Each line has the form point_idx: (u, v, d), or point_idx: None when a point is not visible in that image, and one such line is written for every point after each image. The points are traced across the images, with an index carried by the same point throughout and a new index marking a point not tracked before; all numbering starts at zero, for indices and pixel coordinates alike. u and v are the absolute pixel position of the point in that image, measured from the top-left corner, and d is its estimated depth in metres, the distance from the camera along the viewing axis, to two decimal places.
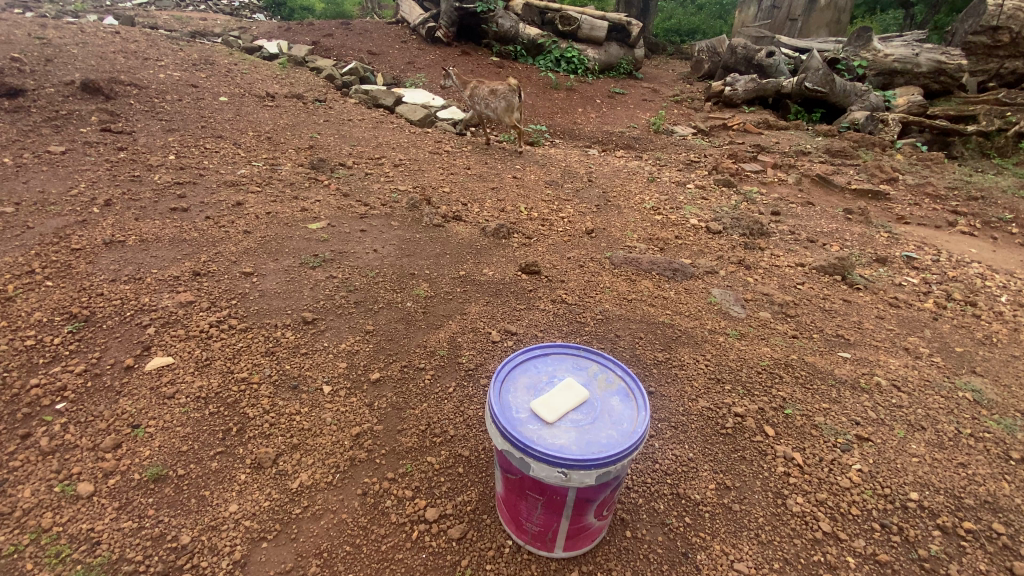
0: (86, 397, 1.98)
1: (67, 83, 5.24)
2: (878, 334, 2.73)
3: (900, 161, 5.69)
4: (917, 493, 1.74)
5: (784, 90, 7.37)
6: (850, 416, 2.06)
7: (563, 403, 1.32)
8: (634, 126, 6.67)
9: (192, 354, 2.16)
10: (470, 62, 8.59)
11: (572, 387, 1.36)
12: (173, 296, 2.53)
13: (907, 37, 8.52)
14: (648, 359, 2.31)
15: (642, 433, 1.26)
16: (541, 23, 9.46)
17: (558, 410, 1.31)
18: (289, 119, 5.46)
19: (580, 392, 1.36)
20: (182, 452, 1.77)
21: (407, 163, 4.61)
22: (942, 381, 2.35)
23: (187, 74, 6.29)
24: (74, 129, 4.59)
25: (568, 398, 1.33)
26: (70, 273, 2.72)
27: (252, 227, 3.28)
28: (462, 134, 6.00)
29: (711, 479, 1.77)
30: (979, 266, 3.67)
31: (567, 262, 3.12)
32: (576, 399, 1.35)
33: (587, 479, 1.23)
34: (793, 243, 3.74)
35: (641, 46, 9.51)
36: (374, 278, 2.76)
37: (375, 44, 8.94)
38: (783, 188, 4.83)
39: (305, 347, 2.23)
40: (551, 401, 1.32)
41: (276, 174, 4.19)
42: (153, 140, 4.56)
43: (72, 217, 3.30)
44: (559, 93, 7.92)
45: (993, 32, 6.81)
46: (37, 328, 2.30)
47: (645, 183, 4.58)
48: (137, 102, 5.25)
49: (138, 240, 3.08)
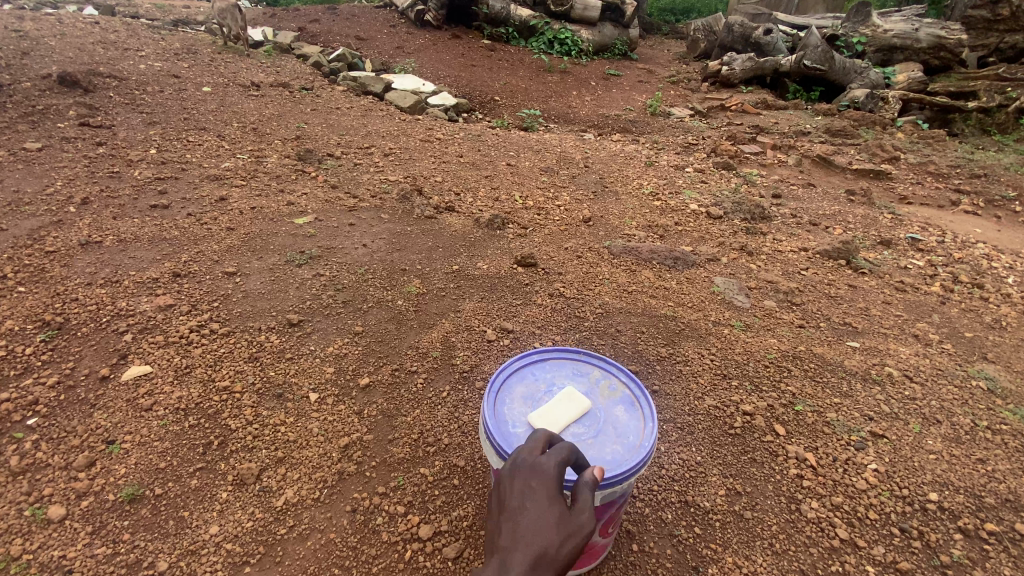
0: (60, 411, 1.87)
1: (44, 77, 5.07)
2: (886, 320, 2.63)
3: (901, 140, 5.57)
4: (935, 494, 1.65)
5: (783, 68, 7.20)
6: (863, 412, 1.97)
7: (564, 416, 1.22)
8: (630, 109, 6.50)
9: (172, 362, 2.05)
10: (460, 46, 8.35)
11: (570, 397, 1.26)
12: (152, 300, 2.41)
13: (907, 12, 8.37)
14: (650, 355, 2.21)
15: (649, 448, 1.17)
16: (532, 3, 9.22)
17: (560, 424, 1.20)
18: (275, 109, 5.28)
19: (582, 403, 1.25)
20: (160, 469, 1.67)
21: (397, 152, 4.45)
22: (954, 370, 2.27)
23: (168, 65, 6.08)
24: (51, 123, 4.41)
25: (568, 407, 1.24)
26: (44, 277, 2.60)
27: (235, 224, 3.14)
28: (454, 120, 5.84)
29: (720, 484, 1.68)
30: (985, 246, 3.57)
31: (564, 253, 2.99)
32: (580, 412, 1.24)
33: (591, 500, 1.14)
34: (795, 227, 3.62)
35: (635, 27, 9.31)
36: (363, 276, 2.64)
37: (363, 29, 8.69)
38: (783, 170, 4.71)
39: (290, 351, 2.12)
40: (552, 413, 1.22)
41: (262, 166, 4.03)
42: (133, 133, 4.40)
43: (47, 217, 3.16)
44: (553, 76, 7.72)
45: (993, 6, 6.66)
46: (7, 338, 2.18)
47: (643, 168, 4.45)
48: (117, 95, 5.06)
49: (116, 240, 2.95)
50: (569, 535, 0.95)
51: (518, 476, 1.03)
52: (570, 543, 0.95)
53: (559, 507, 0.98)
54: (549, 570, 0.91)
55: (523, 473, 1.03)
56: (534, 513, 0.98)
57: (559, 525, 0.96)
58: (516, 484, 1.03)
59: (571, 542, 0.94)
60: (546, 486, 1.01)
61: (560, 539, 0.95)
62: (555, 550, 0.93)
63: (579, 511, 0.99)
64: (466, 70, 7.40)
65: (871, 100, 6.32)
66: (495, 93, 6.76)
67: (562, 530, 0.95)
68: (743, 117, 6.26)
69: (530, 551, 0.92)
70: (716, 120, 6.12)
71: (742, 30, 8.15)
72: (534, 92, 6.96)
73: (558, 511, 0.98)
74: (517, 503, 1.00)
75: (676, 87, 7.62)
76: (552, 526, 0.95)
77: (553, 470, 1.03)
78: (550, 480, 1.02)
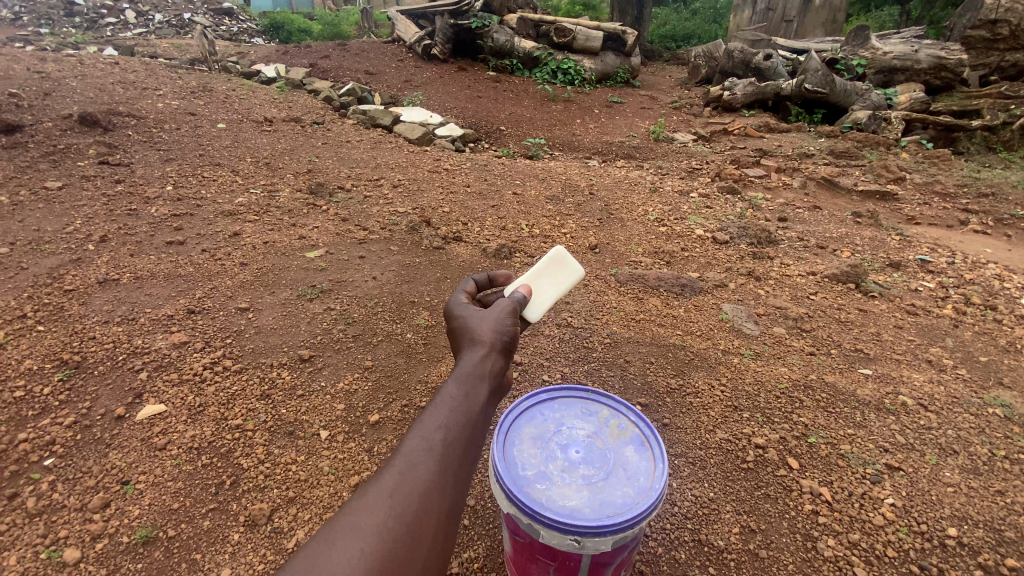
0: (76, 451, 1.91)
1: (66, 117, 5.28)
2: (898, 346, 2.60)
3: (906, 160, 5.58)
4: (954, 529, 1.62)
5: (784, 92, 7.31)
6: (877, 443, 1.94)
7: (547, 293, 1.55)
8: (634, 135, 6.62)
9: (185, 401, 2.08)
10: (467, 78, 8.61)
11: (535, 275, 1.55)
12: (167, 338, 2.46)
13: (906, 34, 8.57)
14: (660, 387, 2.20)
15: (660, 490, 1.17)
16: (535, 36, 9.57)
17: (541, 306, 1.53)
18: (288, 144, 5.44)
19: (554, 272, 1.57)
20: (173, 510, 1.68)
21: (405, 184, 4.55)
22: (970, 397, 2.22)
23: (185, 103, 6.31)
24: (72, 162, 4.58)
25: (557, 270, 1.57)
26: (63, 316, 2.67)
27: (248, 260, 3.21)
28: (461, 150, 5.98)
29: (734, 521, 1.65)
30: (997, 267, 3.54)
31: (571, 282, 3.02)
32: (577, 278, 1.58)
33: (603, 546, 1.13)
34: (803, 251, 3.63)
35: (636, 56, 9.56)
36: (373, 308, 2.68)
37: (372, 64, 9.00)
38: (789, 193, 4.73)
39: (301, 388, 2.15)
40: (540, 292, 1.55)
41: (274, 201, 4.13)
42: (151, 171, 4.55)
43: (67, 256, 3.26)
44: (557, 104, 7.90)
45: (992, 26, 6.78)
46: (26, 377, 2.24)
47: (648, 195, 4.49)
48: (135, 133, 5.24)
49: (132, 278, 3.03)
50: (491, 328, 1.31)
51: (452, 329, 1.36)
52: (495, 333, 1.29)
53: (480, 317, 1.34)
54: (481, 356, 1.23)
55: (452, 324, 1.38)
56: (465, 332, 1.31)
57: (482, 326, 1.31)
58: (451, 332, 1.36)
59: (494, 328, 1.31)
60: (459, 319, 1.35)
61: (487, 331, 1.30)
62: (479, 347, 1.26)
63: (500, 308, 1.37)
64: (472, 101, 7.60)
65: (873, 121, 6.37)
66: (501, 123, 6.92)
67: (479, 324, 1.31)
68: (746, 141, 6.34)
69: (467, 353, 1.24)
70: (720, 145, 6.19)
71: (742, 56, 8.33)
72: (539, 122, 7.11)
73: (473, 314, 1.35)
74: (455, 336, 1.33)
75: (678, 112, 7.76)
76: (468, 331, 1.30)
77: (462, 309, 1.39)
78: (467, 312, 1.37)
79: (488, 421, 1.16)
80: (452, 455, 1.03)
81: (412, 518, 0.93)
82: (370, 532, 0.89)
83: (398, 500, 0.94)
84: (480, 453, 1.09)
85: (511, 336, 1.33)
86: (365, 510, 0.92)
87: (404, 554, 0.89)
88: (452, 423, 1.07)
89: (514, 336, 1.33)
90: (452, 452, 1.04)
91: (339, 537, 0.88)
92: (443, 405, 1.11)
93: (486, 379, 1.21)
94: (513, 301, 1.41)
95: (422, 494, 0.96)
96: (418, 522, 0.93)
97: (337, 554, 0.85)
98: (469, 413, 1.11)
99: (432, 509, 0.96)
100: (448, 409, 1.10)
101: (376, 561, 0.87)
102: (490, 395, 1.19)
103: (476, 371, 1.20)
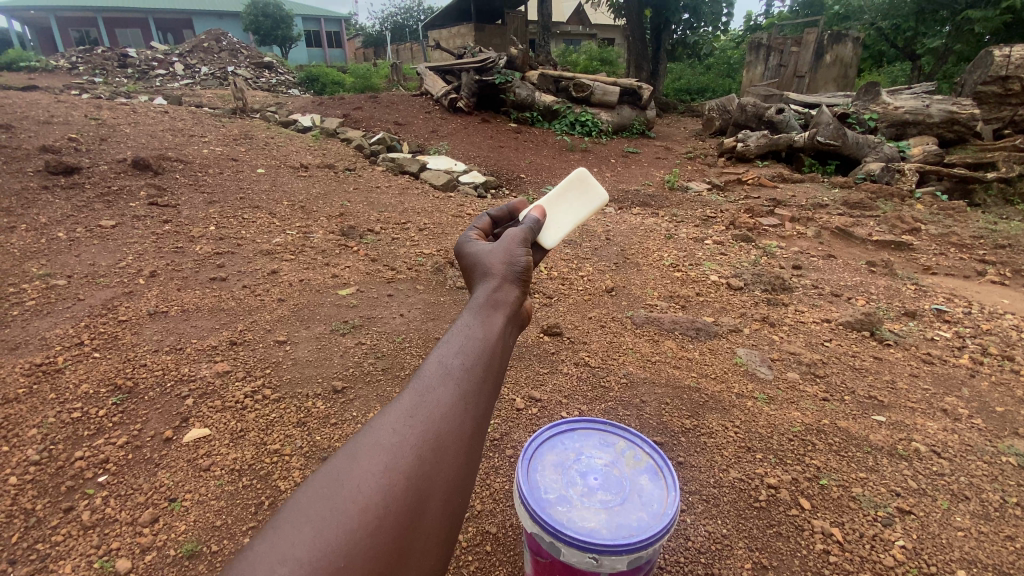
0: (127, 469, 2.06)
1: (120, 162, 5.75)
2: (913, 395, 2.64)
3: (920, 212, 5.68)
4: (964, 572, 1.66)
5: (796, 144, 7.55)
6: (889, 487, 1.98)
7: (569, 218, 1.80)
8: (649, 184, 6.88)
9: (228, 426, 2.25)
10: (490, 129, 9.11)
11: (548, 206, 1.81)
12: (211, 367, 2.65)
13: (917, 90, 8.83)
14: (675, 427, 2.28)
15: (673, 515, 1.27)
16: (555, 90, 10.14)
17: (556, 236, 1.77)
18: (321, 188, 5.80)
19: (566, 203, 1.83)
20: (216, 527, 1.82)
21: (430, 227, 4.81)
22: (984, 446, 2.25)
23: (228, 149, 6.80)
24: (124, 203, 4.95)
25: (582, 193, 1.85)
26: (116, 344, 2.89)
27: (285, 296, 3.44)
28: (483, 196, 6.28)
29: (746, 557, 1.72)
30: (1015, 318, 3.56)
31: (589, 323, 3.16)
32: (599, 206, 1.84)
33: (619, 565, 1.22)
34: (817, 298, 3.72)
35: (652, 108, 10.03)
36: (400, 344, 2.85)
37: (401, 115, 9.58)
38: (802, 242, 4.85)
39: (335, 417, 2.30)
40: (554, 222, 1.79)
41: (308, 242, 4.41)
42: (196, 212, 4.89)
43: (119, 288, 3.52)
44: (575, 154, 8.28)
45: (1003, 82, 7.06)
46: (83, 400, 2.42)
47: (663, 241, 4.67)
48: (182, 177, 5.67)
49: (179, 310, 3.27)
50: (501, 259, 1.44)
51: (467, 266, 1.51)
52: (503, 262, 1.43)
53: (492, 249, 1.49)
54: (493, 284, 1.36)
55: (466, 262, 1.52)
56: (478, 265, 1.45)
57: (492, 258, 1.45)
58: (465, 268, 1.51)
59: (504, 258, 1.44)
60: (473, 257, 1.49)
61: (497, 260, 1.45)
62: (490, 281, 1.38)
63: (509, 242, 1.52)
64: (495, 151, 8.02)
65: (886, 172, 6.52)
66: (521, 172, 7.27)
67: (490, 259, 1.44)
68: (759, 190, 6.54)
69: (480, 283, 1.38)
70: (734, 194, 6.40)
71: (754, 109, 8.66)
72: (558, 171, 7.45)
73: (483, 250, 1.48)
74: (470, 269, 1.48)
75: (693, 162, 8.06)
76: (481, 269, 1.42)
77: (476, 248, 1.52)
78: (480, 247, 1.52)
79: (503, 349, 1.24)
80: (468, 380, 1.10)
81: (435, 431, 0.99)
82: (393, 447, 0.95)
83: (419, 417, 1.01)
84: (496, 381, 1.16)
85: (521, 269, 1.45)
86: (387, 428, 0.98)
87: (428, 468, 0.95)
88: (466, 352, 1.15)
89: (525, 269, 1.46)
90: (468, 378, 1.10)
91: (365, 451, 0.94)
92: (459, 335, 1.20)
93: (499, 307, 1.31)
94: (522, 234, 1.57)
95: (442, 415, 1.02)
96: (440, 438, 0.99)
97: (362, 467, 0.91)
98: (483, 342, 1.19)
99: (453, 427, 1.02)
100: (462, 340, 1.18)
101: (401, 473, 0.92)
102: (503, 325, 1.29)
103: (490, 294, 1.33)
